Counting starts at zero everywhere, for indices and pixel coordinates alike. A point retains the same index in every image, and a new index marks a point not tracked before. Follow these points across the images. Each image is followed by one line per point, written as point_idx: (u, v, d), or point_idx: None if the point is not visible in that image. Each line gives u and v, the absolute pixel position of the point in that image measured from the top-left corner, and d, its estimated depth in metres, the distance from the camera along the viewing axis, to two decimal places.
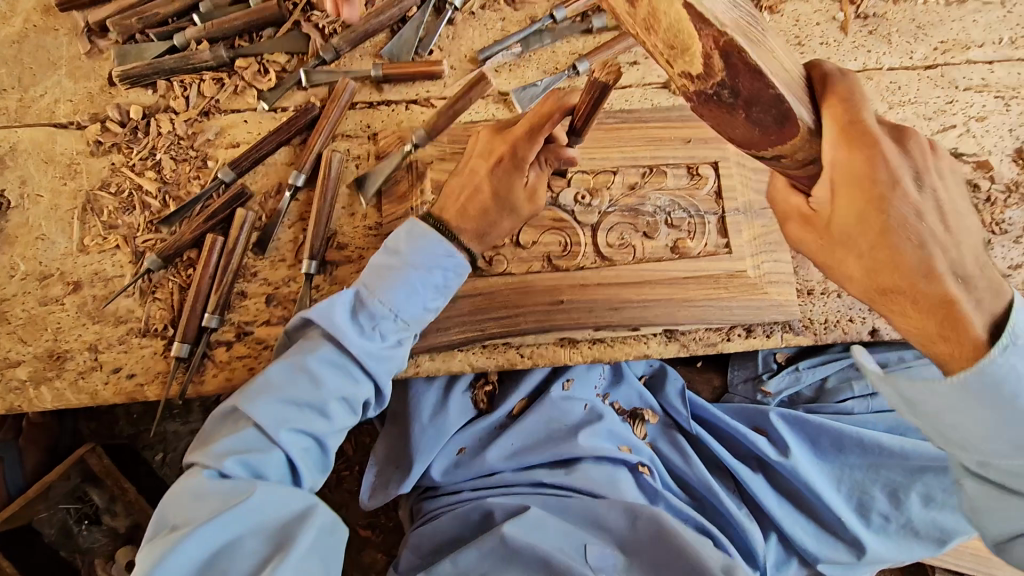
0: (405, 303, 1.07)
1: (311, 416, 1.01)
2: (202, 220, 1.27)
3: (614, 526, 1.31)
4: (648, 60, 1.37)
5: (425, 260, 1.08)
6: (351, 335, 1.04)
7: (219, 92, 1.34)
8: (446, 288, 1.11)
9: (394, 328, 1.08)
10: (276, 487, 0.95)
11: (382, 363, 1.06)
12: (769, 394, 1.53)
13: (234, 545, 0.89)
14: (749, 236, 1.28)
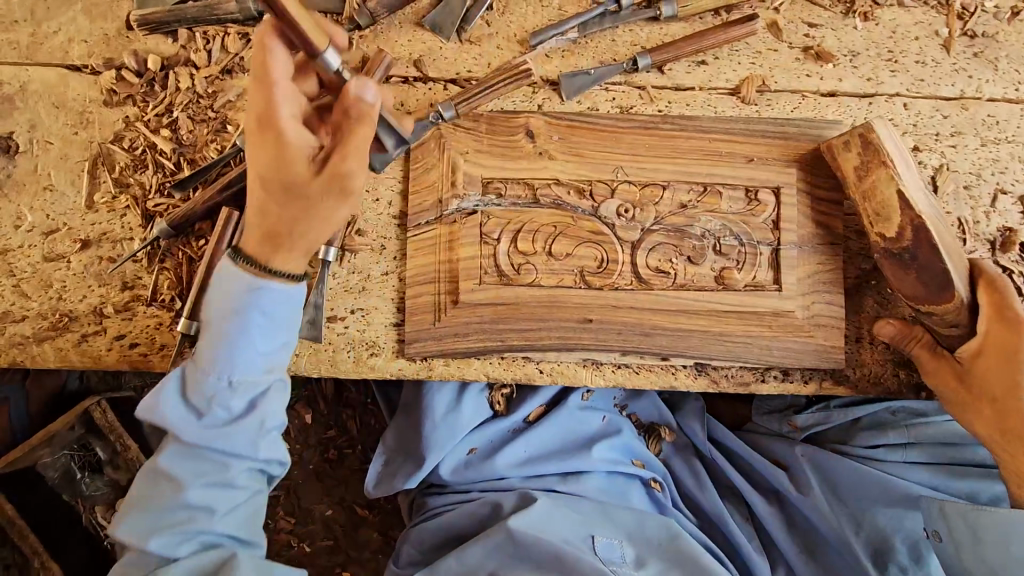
0: (230, 364, 0.96)
1: (220, 481, 0.98)
2: (217, 190, 1.19)
3: (625, 527, 1.30)
4: (718, 61, 1.22)
5: (234, 309, 0.95)
6: (188, 425, 0.97)
7: (245, 49, 1.23)
8: (282, 321, 0.98)
9: (235, 395, 0.97)
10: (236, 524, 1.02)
11: (235, 434, 0.97)
12: (796, 428, 1.38)
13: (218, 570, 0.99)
14: (803, 273, 1.17)
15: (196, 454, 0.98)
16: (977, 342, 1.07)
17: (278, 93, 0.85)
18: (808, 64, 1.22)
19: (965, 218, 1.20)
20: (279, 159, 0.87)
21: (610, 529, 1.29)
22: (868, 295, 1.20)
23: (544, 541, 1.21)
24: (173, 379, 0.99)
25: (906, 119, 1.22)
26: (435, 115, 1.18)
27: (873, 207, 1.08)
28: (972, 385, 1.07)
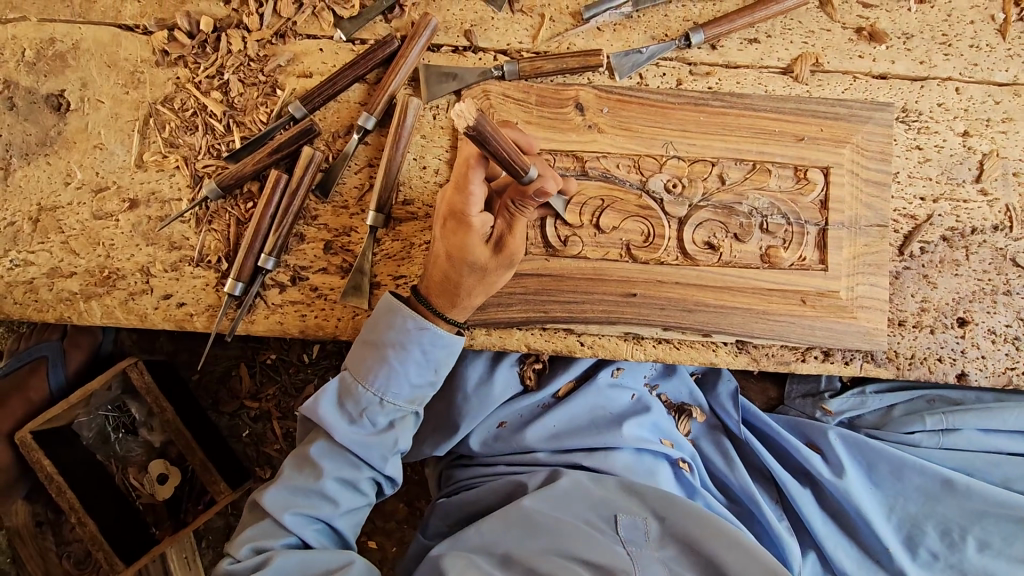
0: (387, 384, 1.10)
1: (347, 466, 1.11)
2: (267, 153, 1.18)
3: (651, 508, 1.26)
4: (770, 39, 1.22)
5: (398, 339, 1.09)
6: (338, 427, 1.10)
7: (297, 13, 1.23)
8: (433, 361, 1.11)
9: (382, 411, 1.11)
10: (348, 496, 1.14)
11: (371, 449, 1.11)
12: (830, 413, 1.36)
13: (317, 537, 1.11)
14: (849, 253, 1.17)
15: (321, 440, 1.11)
16: None
17: (471, 198, 1.00)
18: (861, 44, 1.21)
19: (1013, 205, 1.21)
20: (461, 243, 1.04)
21: (632, 511, 1.25)
22: (911, 278, 1.20)
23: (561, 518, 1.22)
24: (341, 391, 1.12)
25: (958, 104, 1.21)
26: (498, 70, 1.21)
27: None
28: None
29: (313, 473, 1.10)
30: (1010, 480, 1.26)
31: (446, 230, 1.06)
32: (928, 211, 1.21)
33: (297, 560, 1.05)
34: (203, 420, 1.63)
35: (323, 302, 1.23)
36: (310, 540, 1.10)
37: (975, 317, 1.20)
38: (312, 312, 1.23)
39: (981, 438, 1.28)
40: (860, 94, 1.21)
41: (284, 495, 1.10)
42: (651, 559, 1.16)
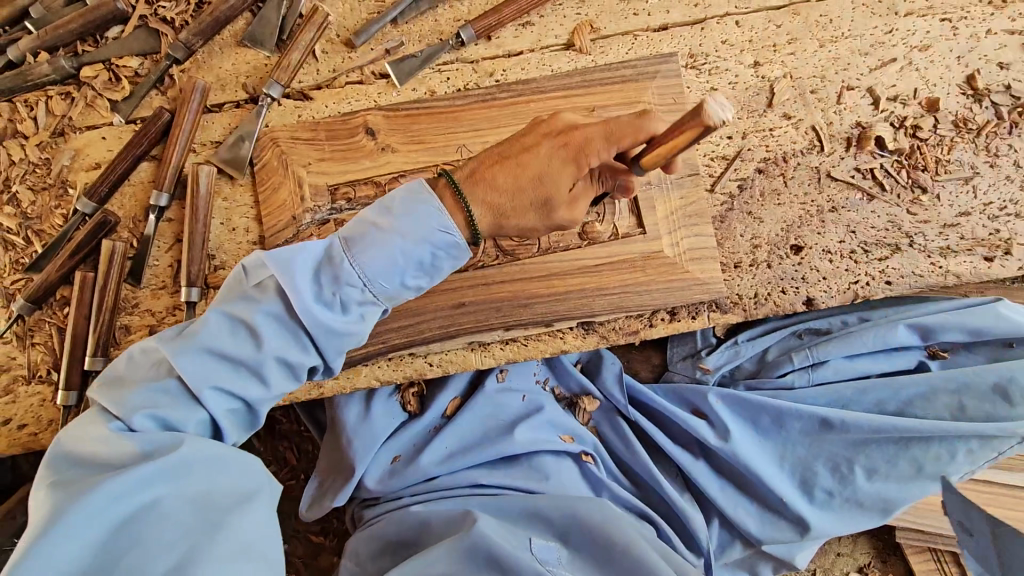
0: (377, 275, 0.88)
1: (291, 342, 0.89)
2: (68, 256, 1.16)
3: (559, 524, 1.19)
4: (544, 19, 1.22)
5: (410, 223, 0.89)
6: (307, 296, 0.86)
7: (71, 108, 1.22)
8: (436, 267, 0.93)
9: (361, 299, 0.89)
10: (276, 370, 0.90)
11: (333, 337, 0.89)
12: (709, 371, 1.34)
13: (157, 511, 0.78)
14: (665, 211, 1.15)
15: (260, 338, 0.87)
16: None
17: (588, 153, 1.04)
18: (633, 3, 1.22)
19: (818, 123, 1.20)
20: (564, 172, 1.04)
21: (546, 531, 1.20)
22: (737, 219, 1.19)
23: (483, 543, 1.10)
24: (314, 245, 0.89)
25: (740, 37, 1.22)
26: (266, 97, 1.20)
27: None
28: None
29: (252, 341, 0.87)
30: (883, 403, 1.27)
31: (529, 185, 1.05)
32: (738, 149, 1.20)
33: (191, 473, 0.81)
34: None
35: None
36: (214, 442, 0.87)
37: (807, 242, 1.19)
38: None
39: (849, 365, 1.30)
40: (644, 50, 1.21)
41: (232, 304, 0.88)
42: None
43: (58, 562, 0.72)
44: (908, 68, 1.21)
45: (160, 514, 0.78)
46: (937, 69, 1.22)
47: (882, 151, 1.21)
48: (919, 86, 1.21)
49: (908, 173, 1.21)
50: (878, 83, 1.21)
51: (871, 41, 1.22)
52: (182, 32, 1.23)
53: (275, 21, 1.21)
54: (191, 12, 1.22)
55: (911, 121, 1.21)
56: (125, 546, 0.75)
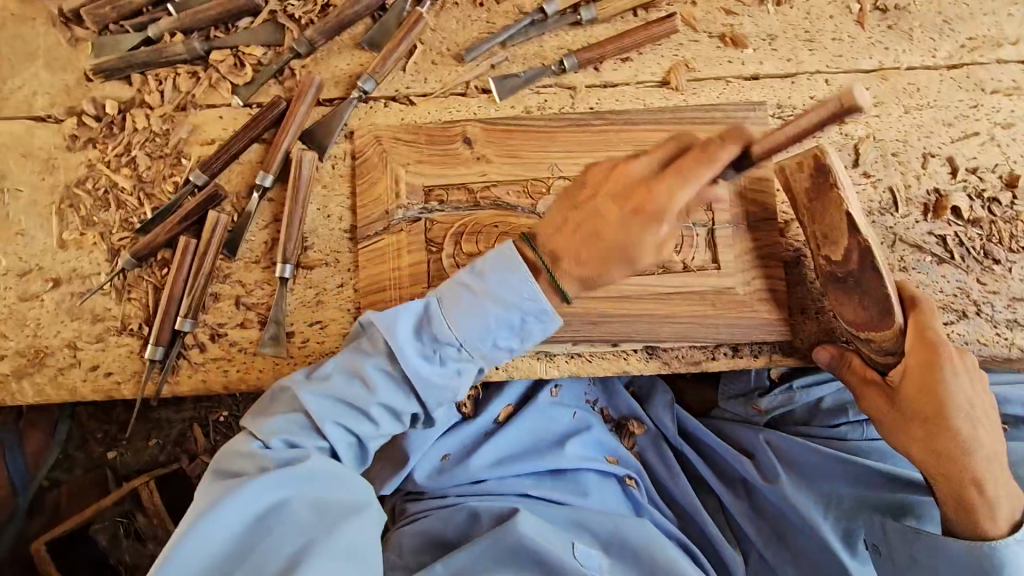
0: (474, 338, 1.00)
1: (399, 394, 1.02)
2: (176, 221, 1.25)
3: (603, 534, 1.24)
4: (643, 56, 1.29)
5: (502, 291, 0.99)
6: (410, 353, 1.00)
7: (195, 86, 1.31)
8: (524, 330, 1.03)
9: (457, 357, 1.02)
10: (384, 412, 1.03)
11: (433, 391, 1.01)
12: (761, 412, 1.37)
13: (289, 511, 0.95)
14: (740, 249, 1.20)
15: (371, 391, 1.00)
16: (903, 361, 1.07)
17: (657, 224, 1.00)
18: (728, 50, 1.29)
19: (896, 185, 1.25)
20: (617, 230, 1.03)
21: (589, 538, 1.24)
22: (808, 266, 1.23)
23: (532, 544, 1.15)
24: (419, 305, 1.03)
25: (829, 94, 1.27)
26: (359, 92, 1.28)
27: (821, 230, 1.10)
28: (904, 407, 1.07)
29: (366, 389, 1.01)
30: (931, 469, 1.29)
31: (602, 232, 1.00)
32: None
33: (306, 487, 0.96)
34: (169, 473, 1.68)
35: (243, 356, 1.26)
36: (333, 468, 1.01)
37: None
38: (235, 367, 1.26)
39: None
40: (734, 96, 1.28)
41: (350, 356, 1.03)
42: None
43: (209, 540, 0.90)
44: (989, 143, 1.25)
45: (288, 513, 0.95)
46: (1018, 147, 1.26)
47: (957, 219, 1.24)
48: (998, 162, 1.26)
49: (981, 243, 1.24)
50: (958, 154, 1.26)
51: (956, 113, 1.26)
52: (306, 29, 1.32)
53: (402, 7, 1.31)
54: (317, 12, 1.32)
55: (988, 194, 1.24)
56: (265, 528, 0.94)
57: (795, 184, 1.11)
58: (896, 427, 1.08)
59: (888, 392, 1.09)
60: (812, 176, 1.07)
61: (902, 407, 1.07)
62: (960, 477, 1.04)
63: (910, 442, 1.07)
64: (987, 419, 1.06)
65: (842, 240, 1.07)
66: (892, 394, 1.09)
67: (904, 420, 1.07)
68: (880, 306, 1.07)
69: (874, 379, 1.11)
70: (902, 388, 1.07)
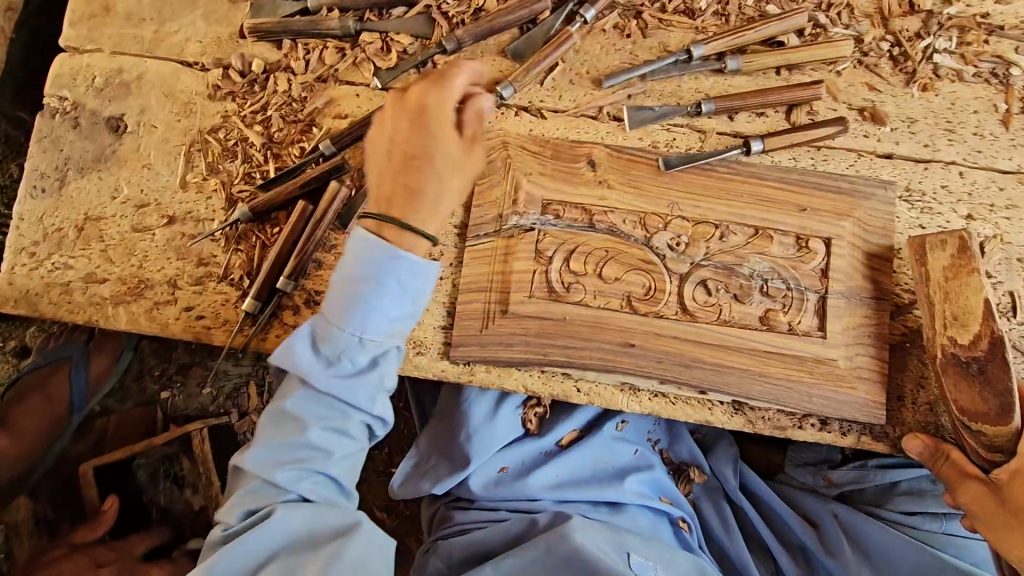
0: (364, 323, 0.98)
1: (371, 316, 0.98)
2: (298, 185, 1.28)
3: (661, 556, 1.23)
4: (778, 115, 1.30)
5: (373, 272, 0.97)
6: (312, 370, 1.00)
7: (339, 61, 1.36)
8: (413, 293, 1.00)
9: (362, 344, 0.99)
10: (369, 341, 0.99)
11: (360, 327, 0.98)
12: (831, 484, 1.35)
13: (291, 558, 1.00)
14: (847, 323, 1.18)
15: (308, 373, 1.00)
16: (1016, 462, 1.03)
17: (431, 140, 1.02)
18: (865, 124, 1.29)
19: (1017, 291, 1.22)
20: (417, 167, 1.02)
21: (645, 551, 1.22)
22: (913, 354, 1.20)
23: (585, 552, 1.16)
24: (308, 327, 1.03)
25: (961, 187, 1.26)
26: (497, 97, 1.31)
27: (953, 311, 1.08)
28: (1016, 509, 1.03)
29: (321, 337, 1.01)
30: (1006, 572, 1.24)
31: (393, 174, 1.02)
32: None
33: (301, 515, 1.01)
34: (218, 426, 1.69)
35: None
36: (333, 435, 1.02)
37: None
38: None
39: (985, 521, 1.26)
40: (864, 171, 1.27)
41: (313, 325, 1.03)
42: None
43: (229, 567, 0.98)
44: None
45: (296, 545, 1.01)
46: None
47: None
48: None
49: None
50: None
51: None
52: (455, 28, 1.36)
53: (551, 23, 1.33)
54: (469, 14, 1.35)
55: None
56: (290, 546, 1.01)
57: (929, 266, 1.10)
58: (1000, 531, 1.05)
59: (995, 489, 1.05)
60: (954, 257, 1.08)
61: (1010, 510, 1.04)
62: None
63: (1015, 546, 1.04)
64: None
65: (973, 326, 1.07)
66: (997, 494, 1.05)
67: (1011, 524, 1.04)
68: (1000, 403, 1.05)
69: (977, 477, 1.08)
70: (1010, 489, 1.04)
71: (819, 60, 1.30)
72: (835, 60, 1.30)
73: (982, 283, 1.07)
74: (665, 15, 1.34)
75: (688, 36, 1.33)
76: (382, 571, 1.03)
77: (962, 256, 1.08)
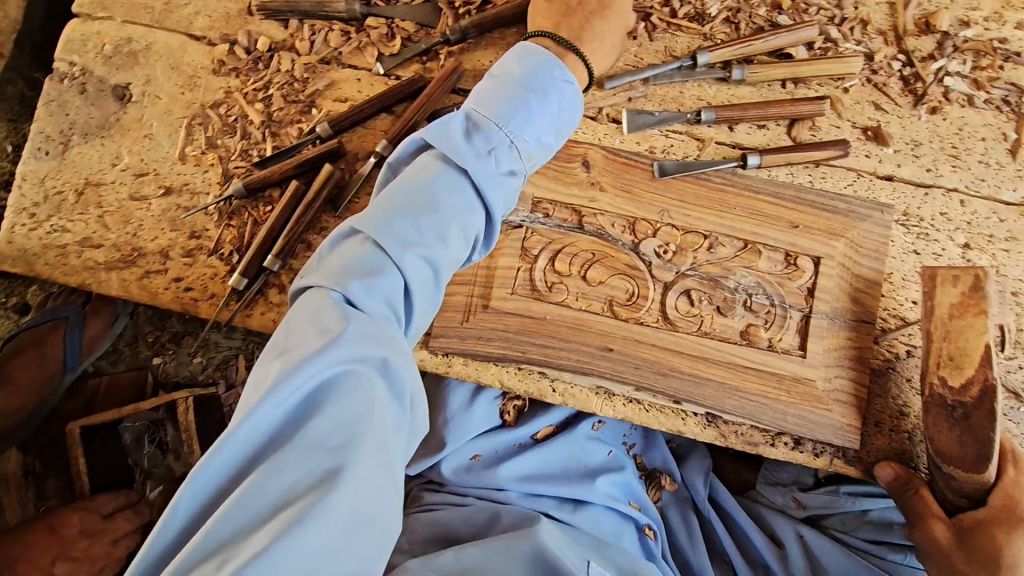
0: (521, 127, 1.01)
1: (523, 108, 1.01)
2: (291, 166, 1.29)
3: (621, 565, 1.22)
4: (779, 129, 1.29)
5: (540, 79, 1.04)
6: (451, 130, 0.98)
7: (344, 44, 1.36)
8: (561, 122, 1.06)
9: (507, 148, 1.00)
10: (483, 176, 0.97)
11: (527, 103, 1.01)
12: (800, 506, 1.35)
13: (320, 410, 0.79)
14: (829, 345, 1.17)
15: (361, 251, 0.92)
16: (985, 512, 1.04)
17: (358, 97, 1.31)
18: (868, 144, 1.27)
19: (1008, 325, 1.20)
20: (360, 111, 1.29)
21: (604, 556, 1.23)
22: (894, 381, 1.19)
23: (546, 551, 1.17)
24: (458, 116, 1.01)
25: (960, 215, 1.23)
26: None
27: (950, 351, 1.03)
28: (973, 558, 1.03)
29: (453, 152, 0.97)
30: None
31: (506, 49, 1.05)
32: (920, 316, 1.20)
33: (333, 411, 0.78)
34: (204, 395, 1.72)
35: None
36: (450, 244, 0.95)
37: None
38: None
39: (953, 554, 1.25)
40: (862, 191, 1.25)
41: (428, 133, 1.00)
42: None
43: (227, 434, 0.78)
44: None
45: (323, 412, 0.78)
46: None
47: None
48: None
49: None
50: None
51: None
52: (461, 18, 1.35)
53: None
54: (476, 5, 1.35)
55: None
56: (285, 445, 0.78)
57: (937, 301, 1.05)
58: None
59: (957, 534, 1.05)
60: (964, 295, 1.02)
61: (967, 558, 1.03)
62: None
63: None
64: None
65: (968, 369, 1.02)
66: (959, 539, 1.05)
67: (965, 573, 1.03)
68: (979, 450, 1.01)
69: (942, 518, 1.07)
70: (973, 537, 1.04)
71: (825, 75, 1.27)
72: (843, 76, 1.27)
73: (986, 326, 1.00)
74: (673, 18, 1.33)
75: (694, 42, 1.32)
76: (391, 503, 0.83)
77: (970, 295, 1.02)
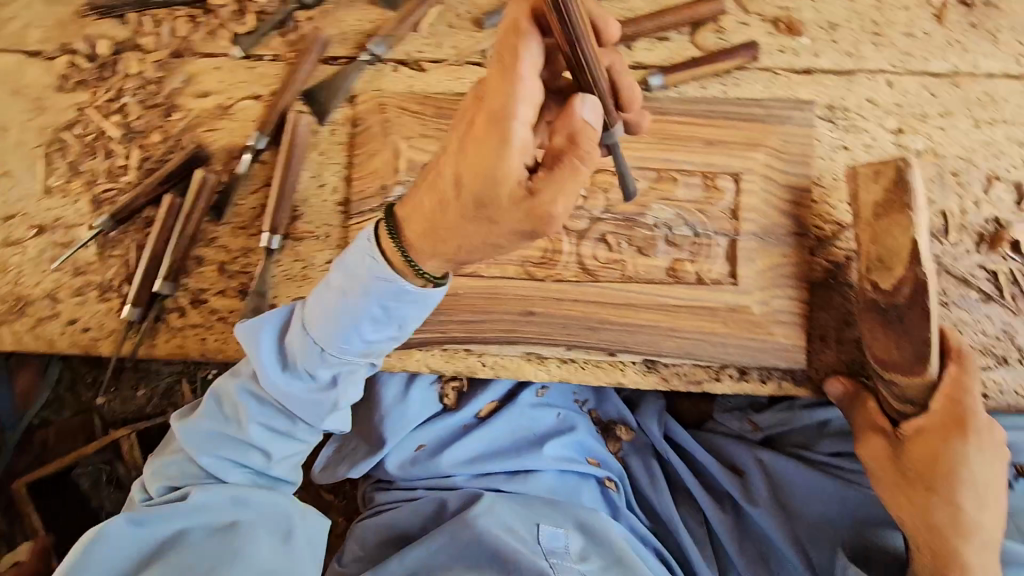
0: (321, 356, 0.98)
1: (342, 323, 0.95)
2: (159, 181, 1.18)
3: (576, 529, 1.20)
4: (682, 36, 1.15)
5: (361, 294, 0.92)
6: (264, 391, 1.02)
7: (193, 32, 1.22)
8: (385, 320, 0.94)
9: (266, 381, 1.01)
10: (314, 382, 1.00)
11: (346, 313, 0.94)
12: (757, 429, 1.30)
13: (183, 555, 1.00)
14: (762, 266, 1.09)
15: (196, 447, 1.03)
16: (922, 420, 0.99)
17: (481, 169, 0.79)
18: (781, 37, 1.14)
19: (952, 209, 1.11)
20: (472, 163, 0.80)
21: (556, 519, 1.21)
22: (839, 291, 1.10)
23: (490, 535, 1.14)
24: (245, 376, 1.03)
25: (889, 98, 1.12)
26: (370, 55, 1.17)
27: (878, 253, 0.97)
28: (908, 468, 1.00)
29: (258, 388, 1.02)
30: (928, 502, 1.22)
31: (475, 142, 0.79)
32: None
33: (224, 502, 1.03)
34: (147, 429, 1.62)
35: (223, 324, 1.21)
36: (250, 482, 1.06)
37: None
38: (213, 335, 1.20)
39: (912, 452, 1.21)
40: (780, 91, 1.13)
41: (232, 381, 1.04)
42: (571, 572, 1.12)
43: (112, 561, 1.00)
44: None
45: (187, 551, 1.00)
46: None
47: (1016, 255, 1.10)
48: None
49: None
50: None
51: None
52: None
53: None
54: None
55: None
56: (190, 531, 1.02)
57: (861, 202, 0.99)
58: (891, 490, 1.03)
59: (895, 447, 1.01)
60: (887, 191, 0.95)
61: (902, 470, 1.01)
62: (948, 553, 0.99)
63: (905, 507, 1.02)
64: (990, 501, 1.00)
65: (897, 270, 0.96)
66: (896, 449, 1.01)
67: (902, 485, 1.01)
68: (916, 352, 0.95)
69: (882, 430, 1.03)
70: (910, 448, 1.00)
71: None
72: None
73: (913, 222, 0.93)
74: None
75: None
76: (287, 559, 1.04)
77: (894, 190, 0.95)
